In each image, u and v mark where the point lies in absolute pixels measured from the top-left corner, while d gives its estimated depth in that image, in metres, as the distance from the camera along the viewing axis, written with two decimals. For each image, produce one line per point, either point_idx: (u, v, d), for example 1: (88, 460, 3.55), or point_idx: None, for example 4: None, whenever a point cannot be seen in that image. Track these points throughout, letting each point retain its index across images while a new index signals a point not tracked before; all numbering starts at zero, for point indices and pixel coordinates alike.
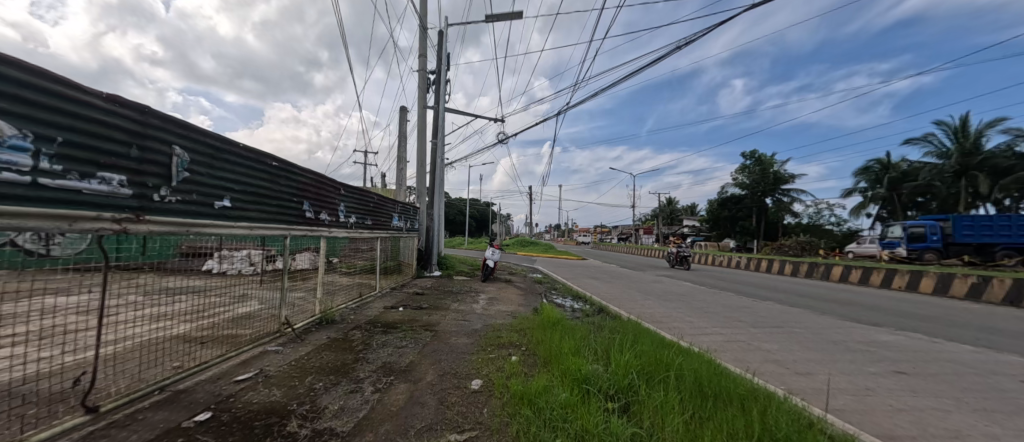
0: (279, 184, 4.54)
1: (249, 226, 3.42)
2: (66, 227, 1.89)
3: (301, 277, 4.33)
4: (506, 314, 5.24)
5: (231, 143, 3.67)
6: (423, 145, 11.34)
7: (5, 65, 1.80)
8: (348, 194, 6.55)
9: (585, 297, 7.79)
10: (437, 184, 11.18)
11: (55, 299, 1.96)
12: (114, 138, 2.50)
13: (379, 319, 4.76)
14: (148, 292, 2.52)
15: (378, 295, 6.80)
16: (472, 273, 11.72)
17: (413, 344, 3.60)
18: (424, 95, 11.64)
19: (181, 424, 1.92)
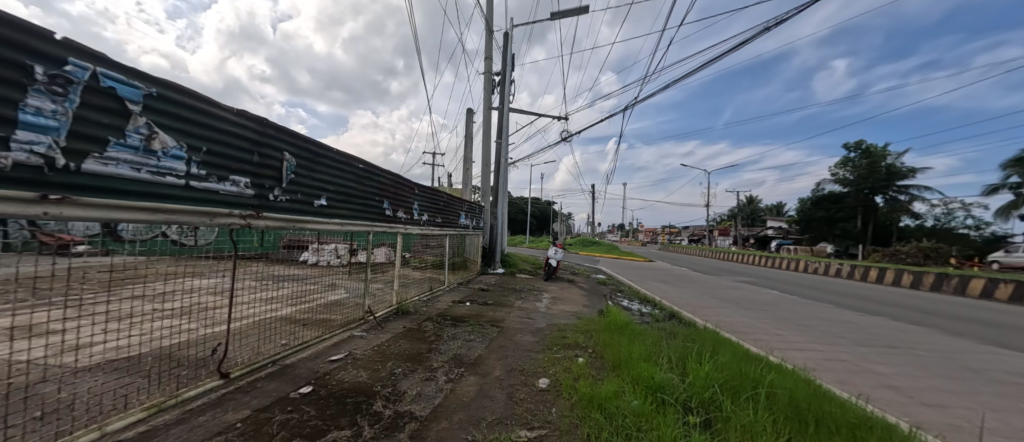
0: (364, 184, 4.82)
1: (340, 223, 3.92)
2: (209, 222, 2.46)
3: (380, 270, 4.70)
4: (570, 315, 5.18)
5: (327, 149, 4.03)
6: (487, 146, 11.66)
7: (173, 91, 2.33)
8: (420, 194, 6.92)
9: (653, 301, 7.40)
10: (501, 182, 11.41)
11: (196, 281, 2.52)
12: (240, 146, 2.92)
13: (448, 312, 5.01)
14: (261, 278, 3.00)
15: (446, 290, 7.14)
16: (535, 271, 11.77)
17: (480, 338, 3.73)
18: (490, 96, 11.92)
19: (290, 394, 2.23)
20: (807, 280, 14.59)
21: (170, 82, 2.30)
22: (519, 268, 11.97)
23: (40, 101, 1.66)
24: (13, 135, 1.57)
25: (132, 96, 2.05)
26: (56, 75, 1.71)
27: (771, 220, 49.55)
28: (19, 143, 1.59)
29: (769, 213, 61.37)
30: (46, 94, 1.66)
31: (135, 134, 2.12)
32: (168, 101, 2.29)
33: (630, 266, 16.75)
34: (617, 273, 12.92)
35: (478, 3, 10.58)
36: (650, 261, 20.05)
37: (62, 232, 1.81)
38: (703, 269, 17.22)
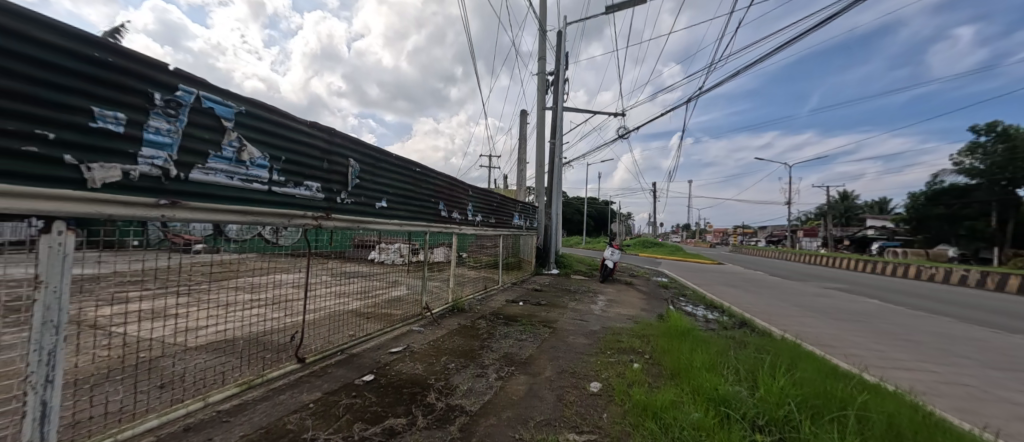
0: (422, 186, 4.86)
1: (399, 224, 4.16)
2: (287, 222, 2.82)
3: (437, 268, 4.89)
4: (627, 318, 4.91)
5: (387, 154, 4.18)
6: (540, 147, 11.69)
7: (258, 108, 2.67)
8: (475, 194, 6.78)
9: (722, 307, 6.75)
10: (556, 183, 11.34)
11: (282, 275, 2.90)
12: (312, 155, 3.18)
13: (501, 311, 5.04)
14: (333, 273, 3.25)
15: (501, 289, 7.25)
16: (590, 273, 11.41)
17: (531, 338, 3.68)
18: (543, 96, 11.97)
19: (354, 381, 2.38)
20: (923, 288, 12.23)
21: (256, 101, 2.64)
22: (573, 270, 11.71)
23: (160, 123, 2.05)
24: (139, 152, 1.94)
25: (226, 115, 2.42)
26: (170, 100, 2.09)
27: (871, 218, 42.25)
28: (143, 158, 1.96)
29: (870, 210, 52.62)
30: (163, 116, 2.05)
31: (229, 147, 2.47)
32: (255, 117, 2.65)
33: (696, 269, 15.48)
34: (681, 277, 12.02)
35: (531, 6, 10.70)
36: (720, 264, 18.33)
37: (187, 234, 2.24)
38: (786, 273, 15.25)
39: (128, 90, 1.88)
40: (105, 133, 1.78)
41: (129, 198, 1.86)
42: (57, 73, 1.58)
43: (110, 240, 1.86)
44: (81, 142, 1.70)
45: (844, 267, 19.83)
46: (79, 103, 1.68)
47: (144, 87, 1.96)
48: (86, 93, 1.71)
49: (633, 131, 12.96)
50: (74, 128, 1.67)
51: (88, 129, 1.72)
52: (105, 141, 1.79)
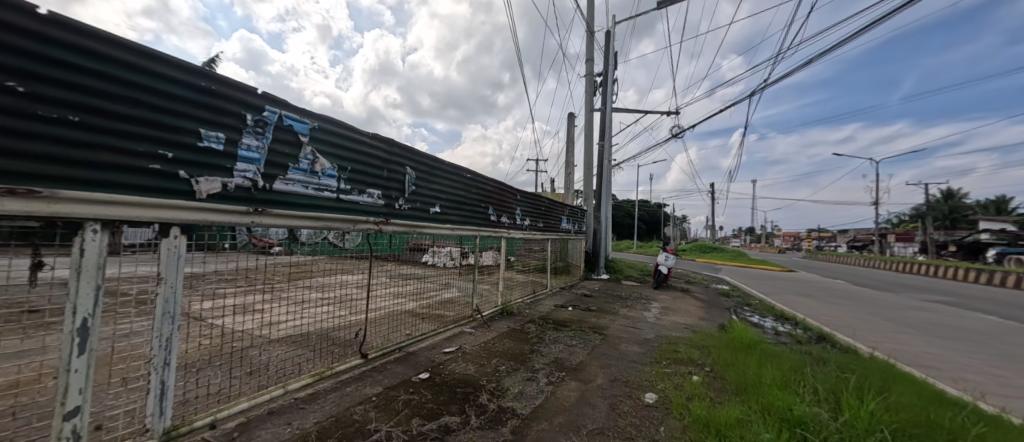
0: (472, 191, 4.95)
1: (452, 228, 4.25)
2: (352, 227, 3.05)
3: (486, 271, 4.99)
4: (684, 327, 4.62)
5: (440, 161, 4.32)
6: (588, 149, 11.51)
7: (328, 122, 2.93)
8: (524, 199, 6.74)
9: (794, 319, 6.10)
10: (604, 186, 11.06)
11: (347, 276, 3.06)
12: (373, 164, 3.39)
13: (550, 316, 5.01)
14: (390, 276, 3.52)
15: (550, 293, 7.19)
16: (642, 278, 10.90)
17: (582, 344, 3.61)
18: (591, 98, 11.79)
19: (411, 378, 2.50)
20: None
21: (327, 116, 2.91)
22: (623, 275, 11.27)
23: (251, 140, 2.34)
24: (234, 167, 2.24)
25: (302, 131, 2.70)
26: (258, 120, 2.39)
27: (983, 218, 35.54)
28: (238, 172, 2.25)
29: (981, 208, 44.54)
30: (253, 134, 2.33)
31: (305, 159, 2.73)
32: (327, 131, 2.91)
33: (763, 276, 14.13)
34: (744, 285, 11.04)
35: (578, 7, 10.61)
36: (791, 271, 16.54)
37: (265, 237, 2.46)
38: (875, 282, 13.36)
39: (227, 112, 2.19)
40: (209, 151, 2.10)
41: (222, 205, 2.14)
42: (169, 101, 1.90)
43: (209, 243, 2.11)
44: (191, 159, 2.02)
45: (951, 277, 16.93)
46: (189, 126, 2.00)
47: (240, 109, 2.27)
48: (195, 117, 2.03)
49: (689, 128, 12.22)
50: (185, 146, 1.99)
51: (196, 147, 2.04)
52: (210, 157, 2.11)
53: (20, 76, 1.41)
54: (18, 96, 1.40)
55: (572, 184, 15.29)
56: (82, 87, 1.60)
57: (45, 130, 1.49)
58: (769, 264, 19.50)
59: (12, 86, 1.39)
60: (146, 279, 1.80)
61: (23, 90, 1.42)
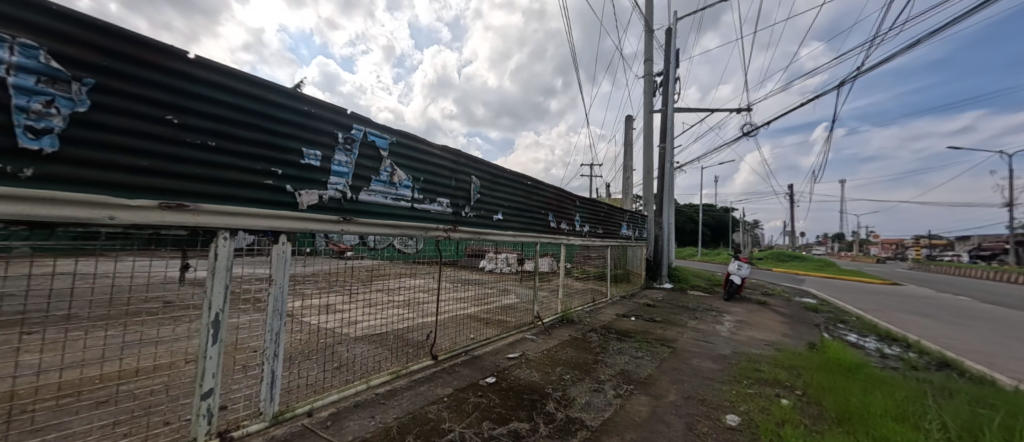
0: (533, 198, 5.01)
1: (513, 235, 4.42)
2: (424, 233, 3.31)
3: (546, 278, 5.02)
4: (765, 344, 4.24)
5: (502, 170, 4.44)
6: (647, 151, 11.10)
7: (405, 137, 3.22)
8: (584, 204, 6.68)
9: (903, 340, 5.28)
10: (665, 189, 10.55)
11: (415, 280, 3.30)
12: (443, 174, 3.59)
13: (613, 326, 4.90)
14: (450, 281, 3.69)
15: (609, 302, 6.99)
16: (708, 287, 10.12)
17: (649, 357, 3.49)
18: (650, 99, 11.36)
19: (479, 381, 2.66)
20: None
21: (403, 130, 3.20)
22: (688, 284, 10.55)
23: (342, 156, 2.67)
24: (327, 180, 2.56)
25: (383, 146, 2.99)
26: (347, 137, 2.71)
27: None
28: (331, 184, 2.57)
29: None
30: (343, 151, 2.66)
31: (386, 171, 3.00)
32: (403, 145, 3.18)
33: (858, 287, 12.33)
34: (833, 298, 9.75)
35: (636, 6, 10.30)
36: (895, 283, 14.23)
37: (339, 242, 2.66)
38: (1017, 299, 10.95)
39: (323, 132, 2.55)
40: (310, 167, 2.46)
41: (317, 216, 2.45)
42: (279, 125, 2.30)
43: (298, 249, 2.40)
44: (297, 175, 2.38)
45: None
46: (296, 146, 2.38)
47: (333, 128, 2.61)
48: (300, 138, 2.41)
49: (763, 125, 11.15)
50: (292, 164, 2.36)
51: (301, 164, 2.40)
52: (310, 172, 2.46)
53: (175, 111, 1.86)
54: (171, 126, 1.85)
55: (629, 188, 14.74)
56: (218, 118, 2.03)
57: (192, 155, 1.92)
58: (865, 274, 16.95)
59: (168, 119, 1.84)
60: (262, 280, 2.16)
61: (177, 122, 1.88)
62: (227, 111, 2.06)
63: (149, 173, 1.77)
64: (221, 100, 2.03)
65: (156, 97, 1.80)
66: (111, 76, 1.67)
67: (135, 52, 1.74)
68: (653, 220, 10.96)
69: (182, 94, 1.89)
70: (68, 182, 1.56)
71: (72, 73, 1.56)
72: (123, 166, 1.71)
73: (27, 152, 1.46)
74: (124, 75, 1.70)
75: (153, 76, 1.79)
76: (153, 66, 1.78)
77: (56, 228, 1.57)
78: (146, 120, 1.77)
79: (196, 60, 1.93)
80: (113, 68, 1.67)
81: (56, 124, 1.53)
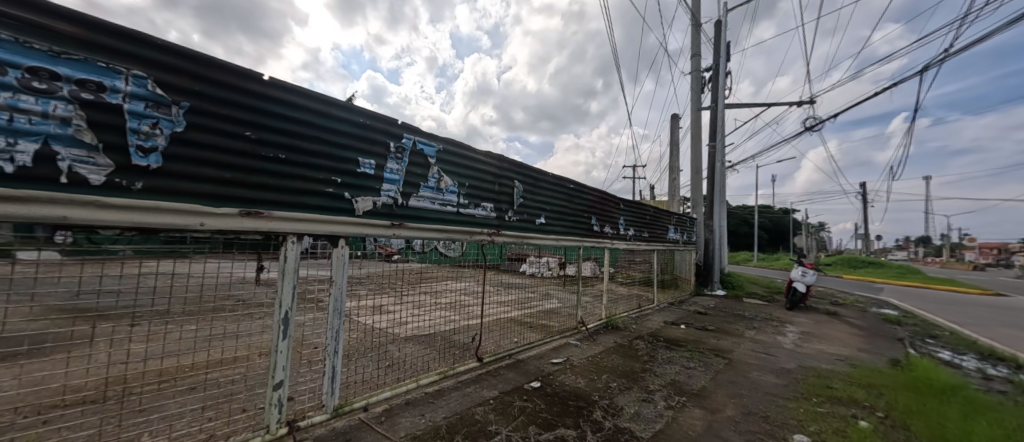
0: (576, 202, 4.97)
1: (556, 239, 4.41)
2: (469, 238, 3.40)
3: (590, 283, 4.95)
4: (836, 359, 3.86)
5: (545, 173, 4.44)
6: (695, 151, 10.61)
7: (451, 144, 3.34)
8: (628, 207, 6.49)
9: (1012, 361, 4.55)
10: (717, 190, 9.95)
11: (459, 282, 3.40)
12: (487, 179, 3.68)
13: (661, 333, 4.72)
14: (492, 285, 3.77)
15: (656, 309, 6.71)
16: (765, 295, 9.37)
17: (702, 368, 3.33)
18: (698, 96, 10.85)
19: (524, 385, 2.69)
20: None
21: (449, 138, 3.32)
22: (743, 291, 9.82)
23: (393, 164, 2.83)
24: (380, 187, 2.72)
25: (431, 154, 3.13)
26: (398, 147, 2.88)
27: None
28: (383, 191, 2.73)
29: None
30: (395, 159, 2.82)
31: (434, 177, 3.14)
32: (449, 152, 3.30)
33: (952, 298, 10.75)
34: (920, 310, 8.60)
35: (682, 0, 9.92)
36: (1003, 294, 12.21)
37: (387, 246, 2.78)
38: None
39: (376, 142, 2.71)
40: (365, 175, 2.63)
41: (372, 221, 2.62)
42: (339, 137, 2.49)
43: (354, 252, 2.55)
44: (354, 183, 2.56)
45: None
46: (353, 156, 2.57)
47: (385, 138, 2.78)
48: (357, 149, 2.59)
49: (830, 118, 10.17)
50: (349, 173, 2.55)
51: (357, 173, 2.58)
52: (365, 180, 2.63)
53: (252, 127, 2.09)
54: (249, 141, 2.08)
55: (676, 190, 14.08)
56: (287, 132, 2.24)
57: (266, 167, 2.14)
58: (962, 284, 14.73)
59: (247, 135, 2.07)
60: (323, 281, 2.33)
61: (254, 137, 2.10)
62: (294, 125, 2.27)
63: (232, 184, 2.00)
64: (289, 115, 2.24)
65: (237, 116, 2.03)
66: (202, 98, 1.91)
67: (220, 77, 1.98)
68: (701, 223, 10.38)
69: (258, 112, 2.11)
70: (170, 193, 1.81)
71: (172, 98, 1.81)
72: (212, 178, 1.94)
73: (139, 168, 1.72)
74: (212, 97, 1.95)
75: (235, 97, 2.03)
76: (234, 88, 2.02)
77: (157, 233, 1.83)
78: (230, 137, 2.01)
79: (268, 80, 2.15)
80: (203, 92, 1.92)
81: (160, 143, 1.78)
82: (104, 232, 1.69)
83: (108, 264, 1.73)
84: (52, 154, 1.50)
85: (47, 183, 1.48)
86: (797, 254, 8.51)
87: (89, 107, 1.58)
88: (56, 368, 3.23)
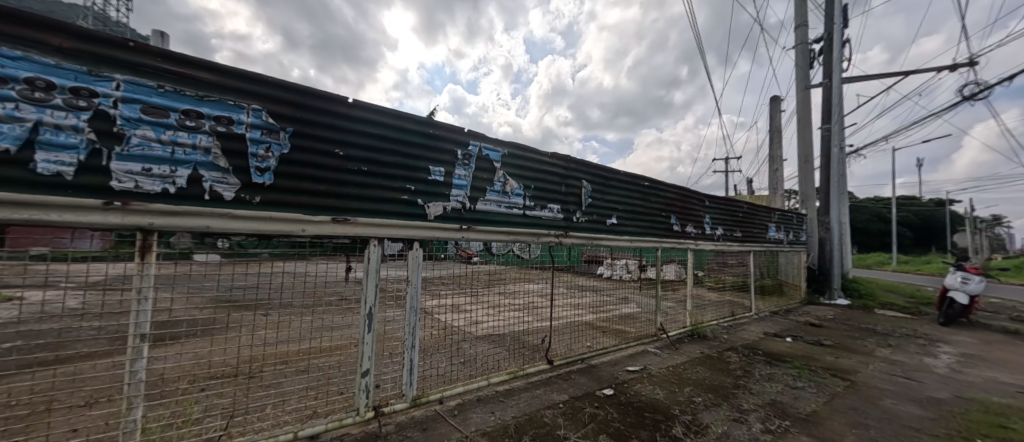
0: (651, 201, 4.61)
1: (630, 240, 4.16)
2: (536, 240, 3.31)
3: (671, 288, 4.57)
4: (1021, 393, 2.93)
5: (616, 171, 4.20)
6: (803, 136, 9.19)
7: (516, 147, 3.33)
8: (716, 204, 5.85)
9: None
10: (834, 180, 8.41)
11: (531, 284, 3.40)
12: (553, 181, 3.61)
13: (760, 346, 4.13)
14: (566, 286, 3.69)
15: (754, 318, 5.90)
16: (904, 307, 7.59)
17: (814, 389, 2.82)
18: (804, 72, 9.40)
19: (595, 392, 2.56)
20: None
21: (514, 142, 3.33)
22: (874, 302, 8.08)
23: (461, 171, 2.92)
24: (450, 193, 2.82)
25: (497, 159, 3.16)
26: (466, 154, 2.96)
27: None
28: (453, 196, 2.84)
29: None
30: (462, 166, 2.91)
31: (499, 181, 3.16)
32: (515, 156, 3.30)
33: None
34: None
35: None
36: None
37: (467, 249, 2.95)
38: None
39: (446, 151, 2.83)
40: (436, 182, 2.75)
41: (443, 224, 2.72)
42: (412, 148, 2.64)
43: (433, 254, 2.71)
44: (427, 191, 2.70)
45: None
46: (425, 166, 2.71)
47: (453, 147, 2.87)
48: (428, 159, 2.72)
49: (1002, 81, 7.86)
50: (422, 181, 2.68)
51: (429, 181, 2.71)
52: (437, 187, 2.75)
53: (341, 146, 2.31)
54: (338, 158, 2.30)
55: (778, 182, 12.26)
56: (369, 148, 2.44)
57: (352, 180, 2.35)
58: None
59: (337, 152, 2.29)
60: (401, 281, 2.48)
61: (342, 154, 2.32)
62: (375, 141, 2.46)
63: (326, 196, 2.24)
64: (370, 132, 2.44)
65: (329, 136, 2.26)
66: (302, 123, 2.17)
67: (315, 103, 2.22)
68: (808, 219, 8.89)
69: (345, 131, 2.33)
70: (280, 205, 2.08)
71: (279, 124, 2.10)
72: (310, 191, 2.19)
73: (257, 185, 2.01)
74: (309, 121, 2.20)
75: (326, 119, 2.26)
76: (326, 113, 2.26)
77: (274, 239, 2.10)
78: (323, 155, 2.25)
79: (353, 102, 2.36)
80: (302, 118, 2.17)
81: (272, 163, 2.06)
82: (246, 238, 2.05)
83: (247, 265, 2.03)
84: (198, 177, 1.85)
85: (196, 200, 1.84)
86: (958, 256, 6.70)
87: (223, 138, 1.93)
88: (223, 346, 4.06)
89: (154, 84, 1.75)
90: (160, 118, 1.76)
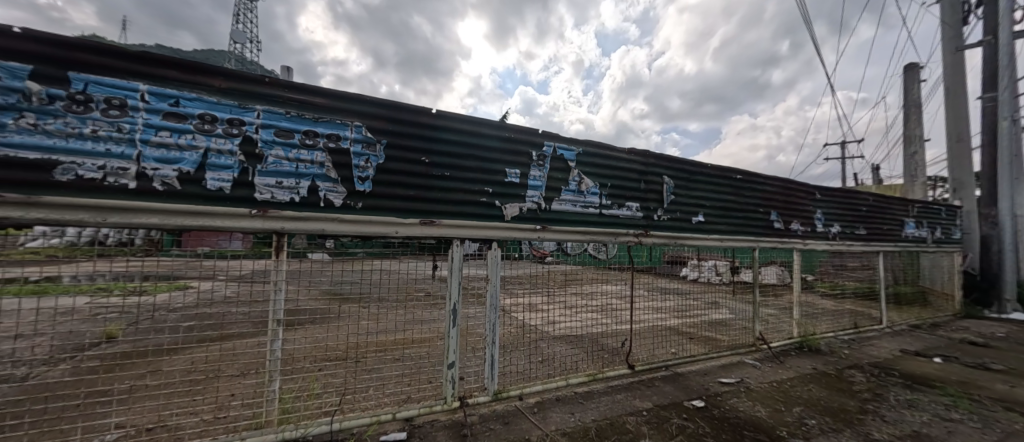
0: (745, 196, 4.15)
1: (720, 239, 3.81)
2: (614, 239, 3.18)
3: (771, 293, 4.08)
4: None
5: (702, 165, 3.86)
6: (954, 112, 7.51)
7: (591, 145, 3.26)
8: (831, 197, 5.04)
9: None
10: (1004, 162, 6.63)
11: (609, 286, 3.31)
12: (631, 177, 3.46)
13: (894, 366, 3.46)
14: (647, 288, 3.53)
15: (883, 332, 4.95)
16: None
17: (977, 425, 2.28)
18: (950, 32, 7.64)
19: (683, 402, 2.40)
20: None
21: (589, 140, 3.25)
22: None
23: (536, 172, 2.96)
24: (525, 194, 2.87)
25: (571, 158, 3.13)
26: (540, 155, 2.99)
27: None
28: (529, 197, 2.88)
29: None
30: (536, 166, 2.94)
31: (574, 180, 3.13)
32: (590, 154, 3.23)
33: None
34: None
35: None
36: None
37: (542, 248, 2.97)
38: None
39: (521, 153, 2.88)
40: (513, 184, 2.82)
41: (518, 224, 2.78)
42: (489, 152, 2.74)
43: (510, 253, 2.78)
44: (503, 192, 2.78)
45: None
46: (502, 168, 2.79)
47: (528, 148, 2.92)
48: (504, 161, 2.81)
49: None
50: (499, 183, 2.77)
51: (506, 183, 2.79)
52: (513, 189, 2.82)
53: (426, 153, 2.50)
54: (424, 165, 2.48)
55: (914, 168, 10.17)
56: (451, 154, 2.60)
57: (437, 184, 2.52)
58: None
59: (423, 160, 2.49)
60: (481, 279, 2.60)
61: (428, 161, 2.51)
62: (456, 148, 2.61)
63: (415, 200, 2.44)
64: (452, 140, 2.59)
65: (417, 146, 2.46)
66: (394, 135, 2.40)
67: (404, 116, 2.44)
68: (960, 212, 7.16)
69: (430, 140, 2.52)
70: (378, 210, 2.32)
71: (376, 138, 2.34)
72: (402, 196, 2.41)
73: (359, 192, 2.28)
74: (400, 132, 2.41)
75: (414, 130, 2.46)
76: (414, 124, 2.46)
77: (372, 240, 2.34)
78: (412, 163, 2.45)
79: (437, 112, 2.54)
80: (394, 130, 2.40)
81: (371, 172, 2.30)
82: (350, 239, 2.31)
83: (353, 263, 2.31)
84: (315, 187, 2.14)
85: (314, 207, 2.14)
86: None
87: (333, 153, 2.21)
88: (341, 333, 4.70)
89: (283, 111, 2.09)
90: (287, 139, 2.09)
